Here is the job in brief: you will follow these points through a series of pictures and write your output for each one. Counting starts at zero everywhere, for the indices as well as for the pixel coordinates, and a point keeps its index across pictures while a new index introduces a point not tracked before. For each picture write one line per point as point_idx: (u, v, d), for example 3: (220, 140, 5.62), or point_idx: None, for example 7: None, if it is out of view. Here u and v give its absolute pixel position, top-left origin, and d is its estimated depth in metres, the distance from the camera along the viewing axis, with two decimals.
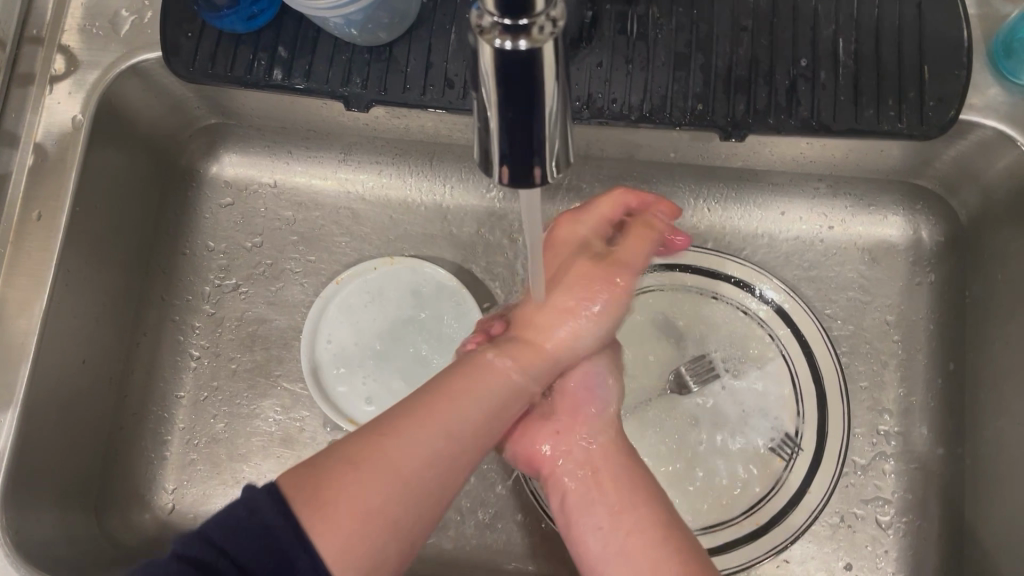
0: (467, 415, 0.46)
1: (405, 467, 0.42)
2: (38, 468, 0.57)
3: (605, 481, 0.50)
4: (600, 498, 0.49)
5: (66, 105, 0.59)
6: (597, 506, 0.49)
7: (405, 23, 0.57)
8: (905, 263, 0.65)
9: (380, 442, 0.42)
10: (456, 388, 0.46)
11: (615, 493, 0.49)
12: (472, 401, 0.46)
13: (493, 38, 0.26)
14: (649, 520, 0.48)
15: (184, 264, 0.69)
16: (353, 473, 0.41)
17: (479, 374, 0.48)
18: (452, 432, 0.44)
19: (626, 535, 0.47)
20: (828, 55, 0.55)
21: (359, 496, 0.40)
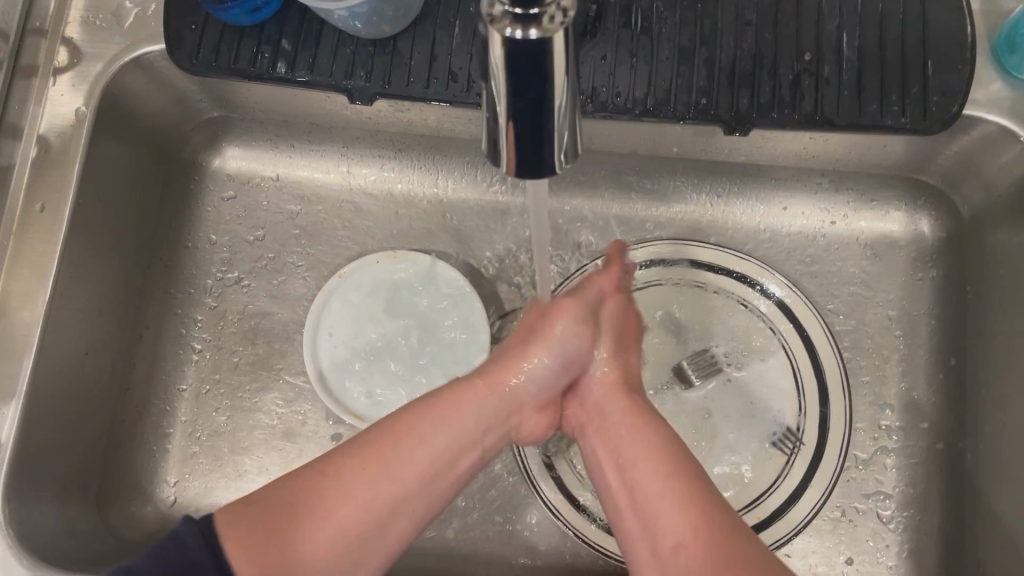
0: (431, 453, 0.48)
1: (377, 493, 0.45)
2: (41, 461, 0.57)
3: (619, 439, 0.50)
4: (625, 448, 0.49)
5: (69, 97, 0.58)
6: (620, 439, 0.50)
7: (409, 17, 0.57)
8: (906, 258, 0.65)
9: (334, 478, 0.45)
10: (412, 435, 0.48)
11: (636, 442, 0.49)
12: (444, 434, 0.49)
13: (504, 26, 0.26)
14: (660, 453, 0.47)
15: (186, 257, 0.69)
16: (298, 517, 0.43)
17: (453, 402, 0.51)
18: (426, 462, 0.48)
19: (642, 463, 0.47)
20: (832, 49, 0.55)
21: (314, 530, 0.43)
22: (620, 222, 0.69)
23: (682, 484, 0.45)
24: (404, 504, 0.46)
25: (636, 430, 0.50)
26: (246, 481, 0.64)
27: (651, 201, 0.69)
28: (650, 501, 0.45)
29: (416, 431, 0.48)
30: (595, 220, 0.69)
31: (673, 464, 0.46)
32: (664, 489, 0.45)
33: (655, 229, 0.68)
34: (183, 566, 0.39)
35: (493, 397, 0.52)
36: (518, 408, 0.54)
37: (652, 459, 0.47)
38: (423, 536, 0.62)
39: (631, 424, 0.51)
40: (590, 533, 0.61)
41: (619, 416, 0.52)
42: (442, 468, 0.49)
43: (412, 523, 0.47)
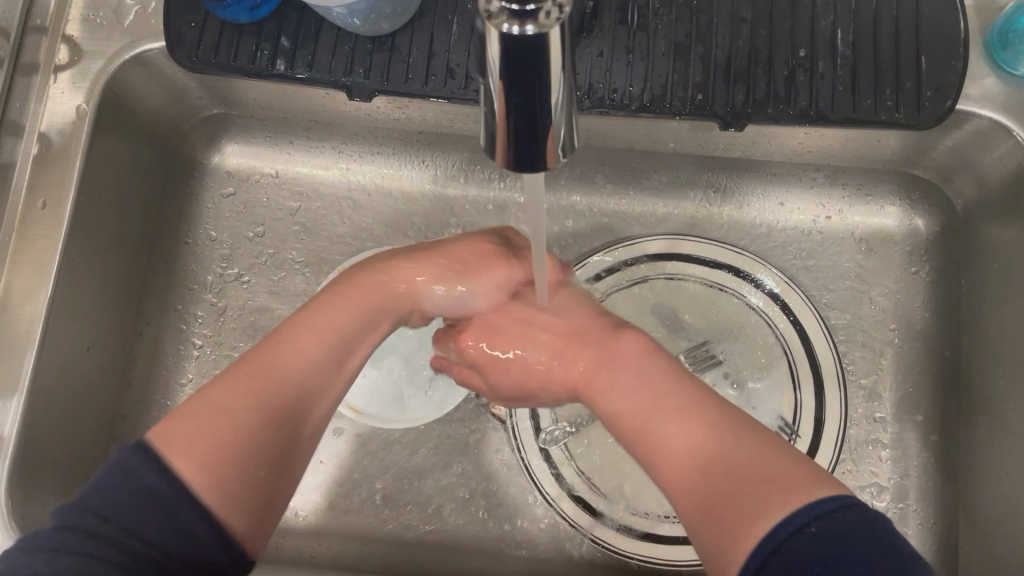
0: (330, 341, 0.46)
1: (248, 381, 0.41)
2: (42, 455, 0.57)
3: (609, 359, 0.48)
4: (613, 361, 0.48)
5: (70, 94, 0.59)
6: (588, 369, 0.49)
7: (407, 14, 0.57)
8: (901, 252, 0.66)
9: (216, 383, 0.41)
10: (274, 347, 0.44)
11: (627, 360, 0.47)
12: (305, 340, 0.45)
13: (501, 21, 0.26)
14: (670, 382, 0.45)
15: (186, 254, 0.70)
16: (214, 418, 0.39)
17: (324, 311, 0.47)
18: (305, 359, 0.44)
19: (635, 421, 0.44)
20: (827, 45, 0.55)
21: (207, 408, 0.39)
22: (617, 218, 0.69)
23: (675, 410, 0.42)
24: (247, 403, 0.40)
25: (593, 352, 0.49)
26: None
27: (648, 197, 0.69)
28: (648, 419, 0.43)
29: (272, 347, 0.44)
30: (592, 217, 0.69)
31: (658, 384, 0.45)
32: (659, 396, 0.44)
33: (652, 225, 0.69)
34: (134, 490, 0.35)
35: (383, 309, 0.51)
36: (410, 304, 0.53)
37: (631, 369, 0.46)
38: (423, 529, 0.63)
39: (610, 365, 0.47)
40: (590, 526, 0.61)
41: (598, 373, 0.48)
42: (354, 351, 0.47)
43: (338, 380, 0.45)
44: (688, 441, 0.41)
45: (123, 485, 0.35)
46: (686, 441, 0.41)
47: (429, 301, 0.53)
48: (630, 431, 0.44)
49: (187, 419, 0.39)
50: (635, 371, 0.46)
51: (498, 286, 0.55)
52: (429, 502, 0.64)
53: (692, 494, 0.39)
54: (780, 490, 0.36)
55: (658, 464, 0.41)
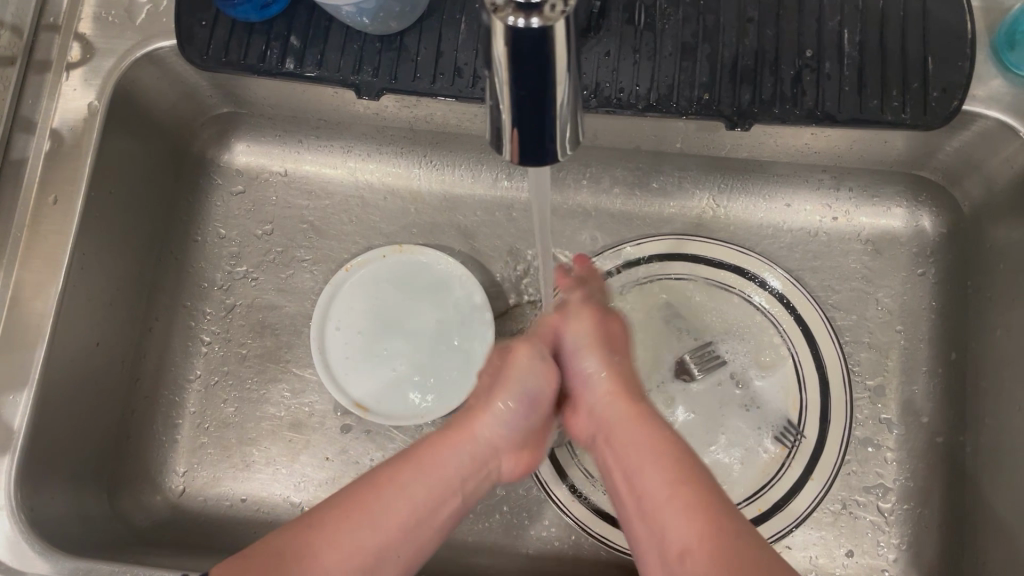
0: (439, 481, 0.49)
1: (385, 517, 0.46)
2: (51, 449, 0.58)
3: (624, 440, 0.49)
4: (630, 440, 0.49)
5: (82, 91, 0.59)
6: (627, 449, 0.48)
7: (416, 14, 0.58)
8: (907, 254, 0.66)
9: (318, 537, 0.43)
10: (394, 486, 0.47)
11: (636, 439, 0.49)
12: (430, 482, 0.48)
13: (506, 15, 0.27)
14: (674, 467, 0.45)
15: (196, 251, 0.70)
16: (284, 570, 0.41)
17: (433, 458, 0.50)
18: (423, 497, 0.47)
19: (660, 491, 0.44)
20: (833, 46, 0.55)
21: (306, 568, 0.42)
22: (623, 218, 0.70)
23: (701, 499, 0.43)
24: (392, 552, 0.45)
25: (639, 430, 0.49)
26: (254, 472, 0.65)
27: (654, 197, 0.69)
28: (654, 506, 0.44)
29: (389, 490, 0.47)
30: (599, 216, 0.70)
31: (666, 461, 0.46)
32: (662, 485, 0.45)
33: (659, 225, 0.69)
34: None
35: (478, 456, 0.52)
36: (492, 453, 0.53)
37: (672, 453, 0.47)
38: None
39: (656, 447, 0.47)
40: (595, 525, 0.61)
41: (643, 446, 0.48)
42: (442, 503, 0.49)
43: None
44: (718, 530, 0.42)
45: None
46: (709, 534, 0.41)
47: (500, 429, 0.54)
48: (639, 510, 0.45)
49: (256, 554, 0.42)
50: (643, 449, 0.47)
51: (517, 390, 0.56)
52: None
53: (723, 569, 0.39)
54: None
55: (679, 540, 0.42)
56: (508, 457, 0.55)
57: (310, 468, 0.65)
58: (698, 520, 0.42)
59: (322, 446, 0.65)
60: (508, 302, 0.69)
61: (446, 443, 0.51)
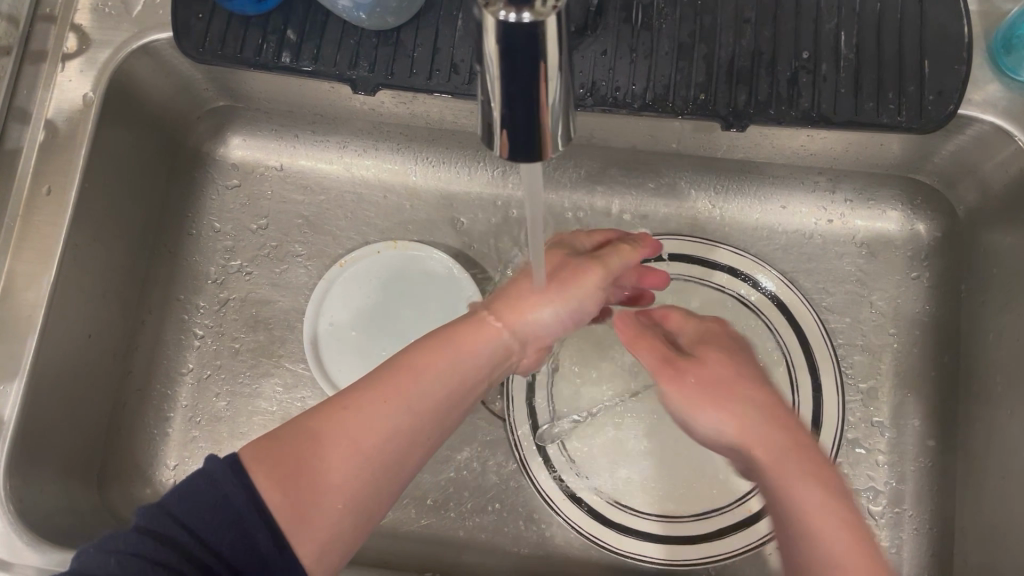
0: (453, 377, 0.46)
1: (389, 407, 0.43)
2: (42, 440, 0.58)
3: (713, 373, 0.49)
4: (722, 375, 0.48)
5: (78, 82, 0.59)
6: (718, 380, 0.48)
7: (413, 9, 0.57)
8: (902, 257, 0.66)
9: (342, 416, 0.42)
10: (410, 381, 0.44)
11: (727, 378, 0.48)
12: (443, 375, 0.45)
13: (498, 9, 0.27)
14: (777, 421, 0.45)
15: (190, 244, 0.70)
16: (325, 447, 0.41)
17: (451, 347, 0.47)
18: (438, 391, 0.45)
19: (769, 434, 0.44)
20: (830, 48, 0.55)
21: (346, 443, 0.41)
22: (618, 217, 0.70)
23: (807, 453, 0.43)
24: (422, 430, 0.44)
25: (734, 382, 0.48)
26: None
27: (649, 197, 0.69)
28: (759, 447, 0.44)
29: (403, 381, 0.44)
30: (594, 215, 0.70)
31: (771, 414, 0.46)
32: (755, 435, 0.44)
33: (654, 225, 0.69)
34: (212, 502, 0.37)
35: (485, 361, 0.48)
36: (522, 347, 0.50)
37: (829, 489, 0.41)
38: (420, 522, 0.64)
39: (801, 480, 0.41)
40: (584, 524, 0.61)
41: (777, 481, 0.42)
42: (449, 406, 0.46)
43: (399, 487, 0.44)
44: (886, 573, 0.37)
45: (206, 494, 0.37)
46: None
47: (542, 328, 0.50)
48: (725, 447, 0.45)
49: (296, 431, 0.41)
50: (747, 395, 0.47)
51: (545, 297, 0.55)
52: (424, 496, 0.64)
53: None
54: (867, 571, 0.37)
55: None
56: (530, 352, 0.52)
57: None
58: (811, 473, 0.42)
59: None
60: None
61: (464, 342, 0.47)
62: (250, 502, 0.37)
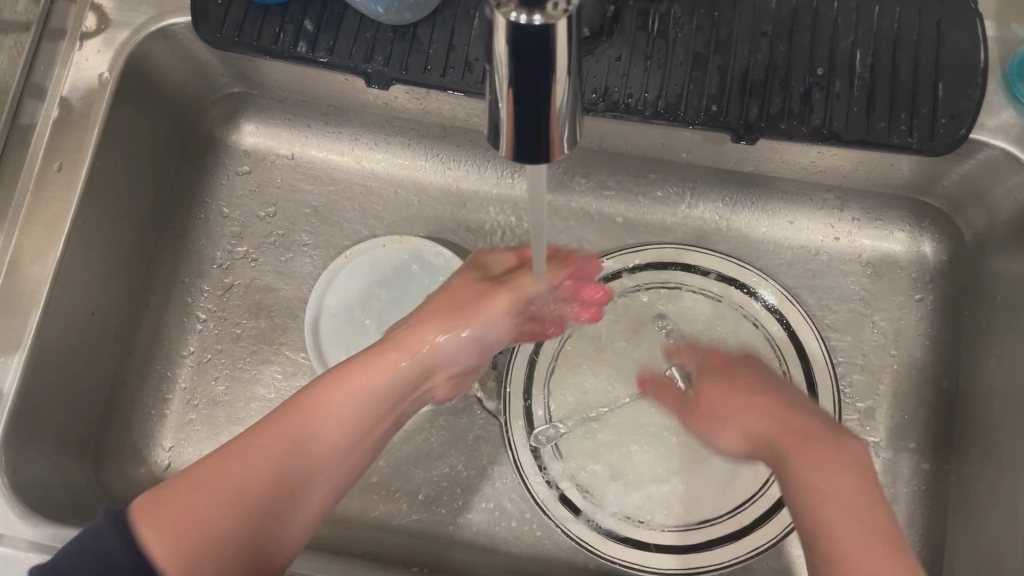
0: (348, 422, 0.53)
1: (288, 451, 0.51)
2: (40, 414, 0.58)
3: (741, 398, 0.57)
4: (734, 403, 0.57)
5: (95, 62, 0.60)
6: (729, 408, 0.57)
7: (432, 5, 0.57)
8: (906, 278, 0.66)
9: (226, 459, 0.48)
10: (296, 422, 0.51)
11: (745, 406, 0.56)
12: (334, 421, 0.53)
13: (509, 11, 0.27)
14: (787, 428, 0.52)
15: (197, 227, 0.70)
16: (204, 495, 0.47)
17: (337, 396, 0.53)
18: (336, 435, 0.53)
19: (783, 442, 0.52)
20: (844, 65, 0.55)
21: (227, 489, 0.47)
22: (625, 224, 0.70)
23: (833, 449, 0.49)
24: (309, 474, 0.52)
25: (753, 410, 0.56)
26: None
27: (657, 205, 0.70)
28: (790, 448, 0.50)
29: (292, 428, 0.51)
30: (600, 221, 0.70)
31: (790, 425, 0.52)
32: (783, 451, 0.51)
33: (660, 233, 0.70)
34: (95, 560, 0.43)
35: (388, 399, 0.55)
36: (434, 367, 0.58)
37: (854, 476, 0.47)
38: (410, 517, 0.64)
39: (830, 474, 0.47)
40: (574, 528, 0.61)
41: (786, 448, 0.51)
42: (340, 442, 0.53)
43: (293, 522, 0.51)
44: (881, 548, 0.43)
45: (88, 548, 0.43)
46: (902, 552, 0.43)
47: (443, 355, 0.57)
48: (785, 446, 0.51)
49: (175, 483, 0.47)
50: (762, 410, 0.55)
51: (505, 311, 0.58)
52: (416, 491, 0.64)
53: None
54: None
55: (837, 550, 0.43)
56: (443, 384, 0.60)
57: None
58: (849, 482, 0.46)
59: None
60: None
61: (359, 374, 0.54)
62: (135, 557, 0.44)
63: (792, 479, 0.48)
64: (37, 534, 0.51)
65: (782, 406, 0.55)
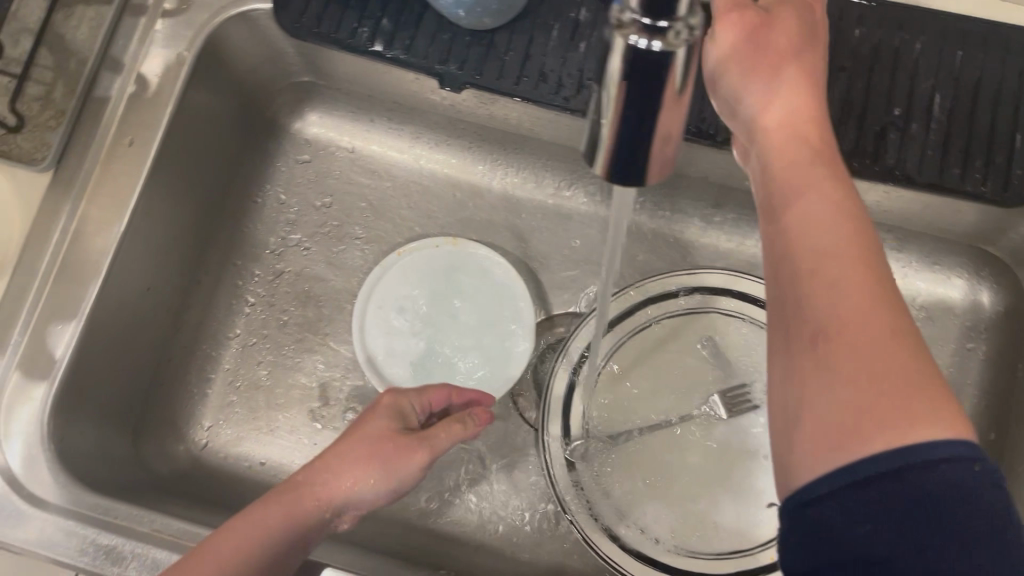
0: (272, 522, 0.45)
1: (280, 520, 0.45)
2: (89, 384, 0.59)
3: (793, 122, 0.36)
4: (799, 138, 0.36)
5: (172, 40, 0.60)
6: (775, 159, 0.36)
7: (513, 13, 0.57)
8: (959, 326, 0.65)
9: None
10: (230, 531, 0.44)
11: (792, 145, 0.35)
12: (257, 522, 0.45)
13: (629, 34, 0.27)
14: (848, 212, 0.32)
15: (254, 212, 0.71)
16: None
17: (261, 503, 0.46)
18: (268, 523, 0.45)
19: (824, 204, 0.33)
20: (923, 108, 0.55)
21: None
22: (679, 246, 0.70)
23: (859, 252, 0.31)
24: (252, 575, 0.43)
25: (783, 146, 0.36)
26: (277, 437, 0.66)
27: (712, 231, 0.70)
28: (802, 231, 0.32)
29: (224, 538, 0.43)
30: (653, 241, 0.70)
31: (803, 178, 0.34)
32: (824, 242, 0.31)
33: (712, 258, 0.69)
34: None
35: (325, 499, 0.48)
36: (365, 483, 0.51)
37: (820, 192, 0.33)
38: (440, 518, 0.64)
39: (859, 309, 0.29)
40: (601, 545, 0.59)
41: (792, 135, 0.36)
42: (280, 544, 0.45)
43: None
44: (911, 377, 0.28)
45: None
46: (909, 335, 0.29)
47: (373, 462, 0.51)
48: (793, 264, 0.32)
49: None
50: (793, 150, 0.35)
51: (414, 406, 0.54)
52: (448, 493, 0.65)
53: (907, 419, 0.27)
54: (905, 435, 0.27)
55: (810, 391, 0.30)
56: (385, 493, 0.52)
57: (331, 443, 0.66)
58: (863, 294, 0.30)
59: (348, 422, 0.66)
60: (551, 308, 0.70)
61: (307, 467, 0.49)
62: None
63: (780, 246, 0.33)
64: (63, 516, 0.52)
65: (805, 110, 0.37)
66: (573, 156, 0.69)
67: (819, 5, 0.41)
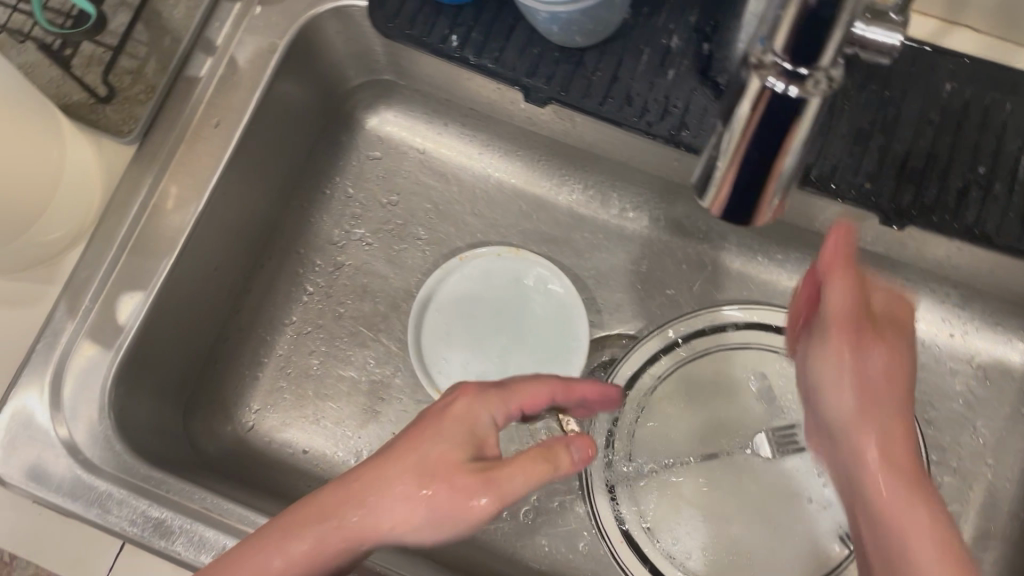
0: (287, 552, 0.41)
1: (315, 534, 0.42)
2: (150, 356, 0.59)
3: (866, 387, 0.47)
4: (869, 354, 0.47)
5: (266, 28, 0.61)
6: (855, 437, 0.47)
7: (605, 33, 0.58)
8: (1015, 390, 0.65)
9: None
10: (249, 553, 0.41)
11: (890, 366, 0.47)
12: (275, 550, 0.41)
13: (769, 76, 0.27)
14: (913, 473, 0.45)
15: (321, 202, 0.72)
16: None
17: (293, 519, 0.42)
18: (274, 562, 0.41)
19: (899, 491, 0.44)
20: (1008, 169, 0.55)
21: None
22: (739, 279, 0.70)
23: (906, 487, 0.44)
24: None
25: (849, 392, 0.47)
26: (322, 427, 0.66)
27: (774, 268, 0.70)
28: (885, 493, 0.44)
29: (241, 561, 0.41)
30: (714, 272, 0.70)
31: (891, 433, 0.46)
32: (896, 490, 0.44)
33: (771, 295, 0.69)
34: None
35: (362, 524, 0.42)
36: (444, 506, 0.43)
37: (880, 441, 0.46)
38: (477, 525, 0.64)
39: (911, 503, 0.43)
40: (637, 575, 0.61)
41: (858, 426, 0.47)
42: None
43: None
44: None
45: None
46: None
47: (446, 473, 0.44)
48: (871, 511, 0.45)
49: None
50: (878, 410, 0.47)
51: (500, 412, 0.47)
52: None
53: None
54: None
55: (897, 541, 0.43)
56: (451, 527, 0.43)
57: (375, 439, 0.66)
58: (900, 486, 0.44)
59: (393, 419, 0.67)
60: (605, 327, 0.70)
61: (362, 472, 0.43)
62: None
63: (854, 461, 0.47)
64: (114, 485, 0.53)
65: (896, 354, 0.48)
66: (643, 179, 0.69)
67: (913, 317, 0.49)
